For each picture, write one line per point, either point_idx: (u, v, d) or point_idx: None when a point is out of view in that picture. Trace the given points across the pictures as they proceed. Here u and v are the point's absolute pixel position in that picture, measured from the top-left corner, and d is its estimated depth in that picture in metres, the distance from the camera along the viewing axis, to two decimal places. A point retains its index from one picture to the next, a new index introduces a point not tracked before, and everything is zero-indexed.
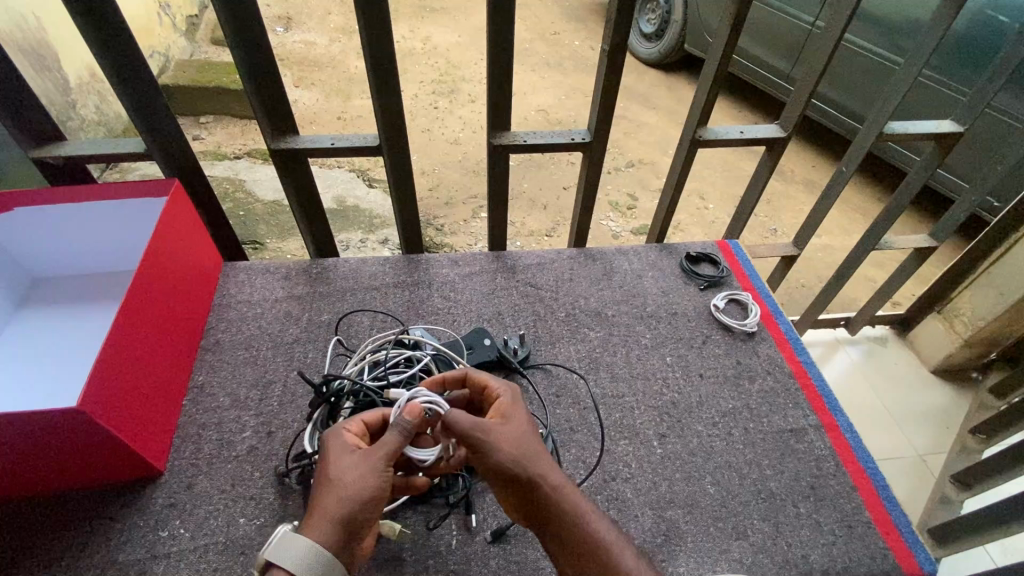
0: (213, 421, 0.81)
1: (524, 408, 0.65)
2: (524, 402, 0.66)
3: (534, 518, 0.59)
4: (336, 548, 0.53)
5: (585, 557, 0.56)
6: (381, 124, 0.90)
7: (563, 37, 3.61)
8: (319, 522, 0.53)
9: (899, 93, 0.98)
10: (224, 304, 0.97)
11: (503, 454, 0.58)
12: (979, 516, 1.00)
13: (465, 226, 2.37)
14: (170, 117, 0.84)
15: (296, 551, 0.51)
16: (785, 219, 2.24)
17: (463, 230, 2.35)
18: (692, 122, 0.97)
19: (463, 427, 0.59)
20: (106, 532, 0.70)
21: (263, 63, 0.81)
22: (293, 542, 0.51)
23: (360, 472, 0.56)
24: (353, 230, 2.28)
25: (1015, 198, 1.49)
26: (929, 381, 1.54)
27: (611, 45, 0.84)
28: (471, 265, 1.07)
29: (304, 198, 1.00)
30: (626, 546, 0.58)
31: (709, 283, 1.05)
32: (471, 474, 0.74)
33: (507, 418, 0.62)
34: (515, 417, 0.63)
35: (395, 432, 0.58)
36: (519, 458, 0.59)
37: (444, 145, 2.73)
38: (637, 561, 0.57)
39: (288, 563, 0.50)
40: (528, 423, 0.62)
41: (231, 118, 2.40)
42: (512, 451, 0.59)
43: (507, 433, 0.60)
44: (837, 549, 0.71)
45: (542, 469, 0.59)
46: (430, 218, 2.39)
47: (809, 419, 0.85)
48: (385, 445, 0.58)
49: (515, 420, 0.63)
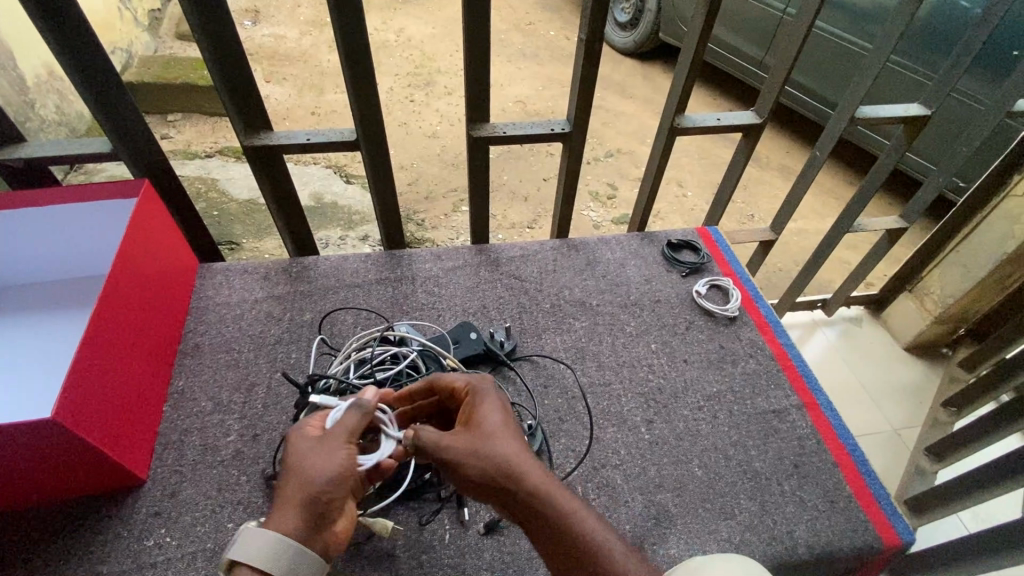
0: (195, 427, 0.80)
1: (490, 411, 0.62)
2: (492, 404, 0.63)
3: (520, 521, 0.57)
4: (300, 539, 0.54)
5: (573, 560, 0.52)
6: (357, 118, 0.88)
7: (538, 27, 3.60)
8: (282, 514, 0.54)
9: (869, 78, 0.99)
10: (202, 306, 0.95)
11: (472, 460, 0.57)
12: (955, 485, 1.04)
13: (446, 220, 2.35)
14: (138, 115, 0.81)
15: (259, 546, 0.52)
16: (762, 205, 2.28)
17: (445, 225, 2.34)
18: (669, 110, 0.97)
19: (423, 445, 0.59)
20: (88, 544, 0.68)
21: (235, 57, 0.78)
22: (256, 538, 0.53)
23: (320, 465, 0.56)
24: (333, 227, 2.25)
25: (979, 177, 1.54)
26: (902, 358, 1.59)
27: (588, 35, 0.84)
28: (454, 259, 1.06)
29: (281, 195, 0.98)
30: (612, 544, 0.53)
31: (690, 270, 1.06)
32: None
33: (480, 423, 0.61)
34: (488, 421, 0.61)
35: (354, 415, 0.60)
36: (490, 463, 0.57)
37: (422, 139, 2.70)
38: (631, 559, 0.52)
39: (254, 557, 0.52)
40: (489, 429, 0.59)
41: (200, 115, 2.33)
42: (480, 455, 0.57)
43: (471, 439, 0.59)
44: (821, 524, 0.73)
45: (519, 470, 0.57)
46: (411, 213, 2.37)
47: (791, 399, 0.87)
48: (346, 428, 0.59)
49: (489, 424, 0.61)
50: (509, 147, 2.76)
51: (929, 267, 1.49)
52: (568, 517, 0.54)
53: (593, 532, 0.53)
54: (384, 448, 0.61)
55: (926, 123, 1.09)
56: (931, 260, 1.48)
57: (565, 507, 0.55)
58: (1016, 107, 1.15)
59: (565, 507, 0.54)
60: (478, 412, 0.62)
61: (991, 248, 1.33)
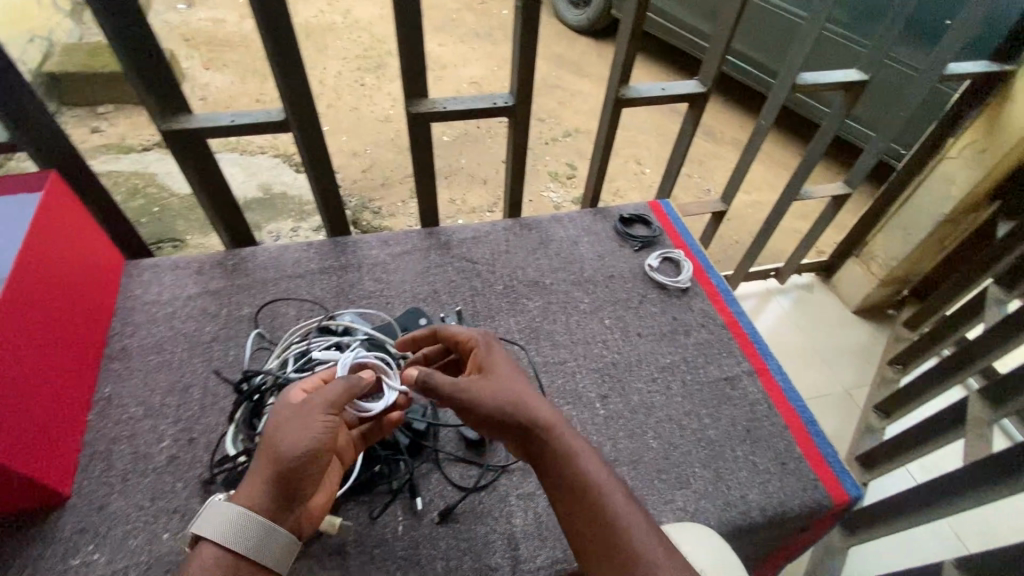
0: (125, 434, 0.74)
1: (504, 361, 0.63)
2: (504, 354, 0.65)
3: (530, 460, 0.59)
4: (267, 514, 0.53)
5: (579, 495, 0.55)
6: (285, 98, 0.83)
7: (491, 6, 3.52)
8: (256, 487, 0.53)
9: (808, 44, 0.99)
10: (129, 306, 0.89)
11: (489, 402, 0.58)
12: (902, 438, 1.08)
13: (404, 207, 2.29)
14: (36, 101, 0.73)
15: (224, 523, 0.52)
16: (717, 179, 2.31)
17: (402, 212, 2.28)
18: (613, 81, 0.95)
19: (440, 388, 0.58)
20: (5, 569, 0.63)
21: (140, 33, 0.71)
22: (221, 514, 0.52)
23: (297, 436, 0.53)
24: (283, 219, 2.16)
25: (917, 142, 1.59)
26: (852, 321, 1.64)
27: (523, 3, 0.80)
28: (402, 244, 1.02)
29: (209, 184, 0.92)
30: (615, 488, 0.55)
31: (643, 244, 1.05)
32: (413, 456, 0.73)
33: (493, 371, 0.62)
34: (499, 370, 0.62)
35: (341, 382, 0.57)
36: (505, 406, 0.58)
37: (374, 124, 2.61)
38: (628, 503, 0.55)
39: (216, 534, 0.51)
40: (507, 376, 0.61)
41: (132, 106, 2.19)
42: (498, 398, 0.58)
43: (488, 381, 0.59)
44: (773, 486, 0.74)
45: (533, 414, 0.58)
46: (367, 201, 2.29)
47: (742, 366, 0.87)
48: (329, 396, 0.56)
49: (501, 373, 0.62)
50: (465, 130, 2.70)
51: (874, 232, 1.54)
52: (577, 458, 0.56)
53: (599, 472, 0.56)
54: (388, 397, 0.63)
55: (864, 89, 1.11)
56: (876, 224, 1.53)
57: (574, 450, 0.57)
58: (949, 70, 1.17)
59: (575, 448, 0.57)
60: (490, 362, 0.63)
61: (931, 210, 1.38)
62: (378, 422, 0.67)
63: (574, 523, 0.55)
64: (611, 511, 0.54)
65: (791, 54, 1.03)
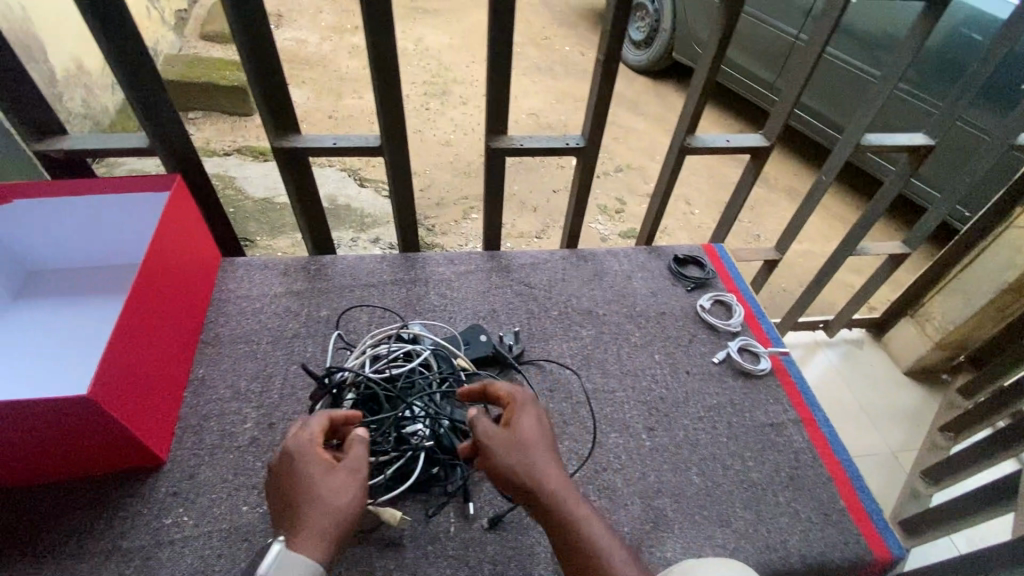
0: (215, 413, 0.82)
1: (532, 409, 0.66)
2: (532, 402, 0.67)
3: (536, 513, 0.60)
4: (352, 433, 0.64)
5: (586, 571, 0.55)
6: (382, 125, 0.91)
7: (554, 41, 3.40)
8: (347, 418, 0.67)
9: (876, 106, 1.06)
10: (223, 298, 0.98)
11: (499, 459, 0.61)
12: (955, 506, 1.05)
13: (457, 227, 2.19)
14: (176, 115, 0.87)
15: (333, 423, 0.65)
16: (770, 226, 2.27)
17: (455, 231, 2.18)
18: (681, 131, 1.01)
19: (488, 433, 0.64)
20: (109, 519, 0.70)
21: (269, 58, 0.81)
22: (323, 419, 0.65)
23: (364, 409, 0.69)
24: (343, 228, 1.96)
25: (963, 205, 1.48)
26: (903, 382, 1.63)
27: (606, 55, 0.88)
28: (466, 264, 1.09)
29: (305, 195, 1.00)
30: (616, 549, 0.56)
31: (696, 284, 1.08)
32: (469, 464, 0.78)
33: (518, 427, 0.63)
34: (527, 428, 0.63)
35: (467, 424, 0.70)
36: (514, 463, 0.60)
37: (434, 147, 2.53)
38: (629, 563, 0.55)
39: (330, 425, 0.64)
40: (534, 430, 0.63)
41: (220, 114, 2.42)
42: (511, 457, 0.61)
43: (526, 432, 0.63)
44: (814, 534, 0.76)
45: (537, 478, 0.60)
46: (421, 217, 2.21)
47: (788, 413, 0.90)
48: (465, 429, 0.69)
49: (530, 436, 0.63)
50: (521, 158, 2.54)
51: (931, 293, 1.53)
52: (573, 521, 0.58)
53: (604, 544, 0.56)
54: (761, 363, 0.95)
55: (930, 152, 1.15)
56: (934, 286, 1.51)
57: (574, 513, 0.58)
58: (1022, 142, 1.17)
59: (571, 511, 0.58)
60: (520, 414, 0.65)
61: (994, 276, 1.35)
62: (745, 373, 0.95)
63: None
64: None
65: (858, 115, 1.09)
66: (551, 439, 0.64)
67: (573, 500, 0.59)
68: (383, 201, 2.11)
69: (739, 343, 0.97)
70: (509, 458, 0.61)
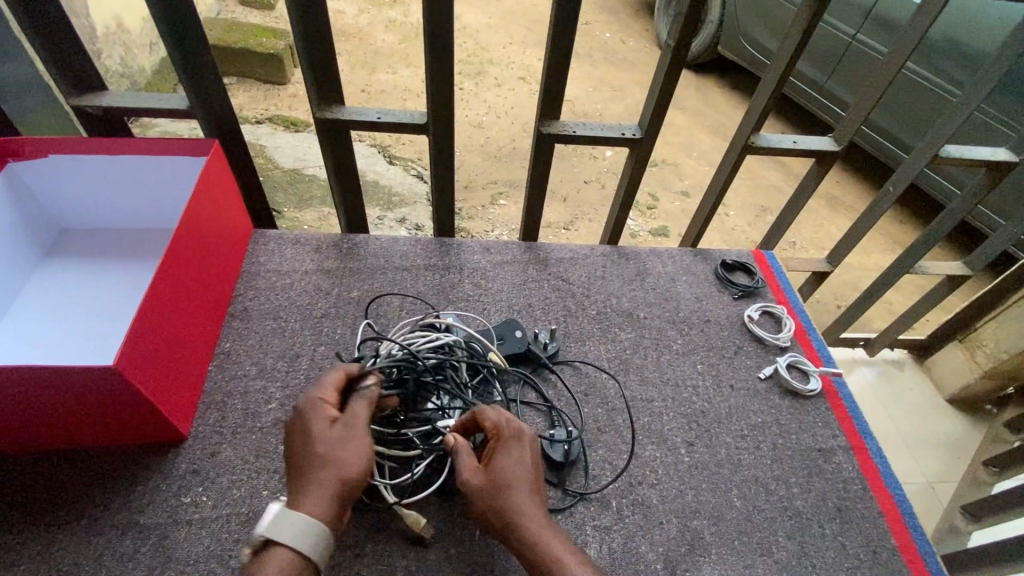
0: (239, 390, 0.80)
1: (512, 442, 0.64)
2: (513, 433, 0.64)
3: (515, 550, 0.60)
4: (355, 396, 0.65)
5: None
6: (430, 104, 0.87)
7: (595, 27, 3.30)
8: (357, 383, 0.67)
9: (956, 123, 0.99)
10: (253, 271, 0.95)
11: (474, 495, 0.61)
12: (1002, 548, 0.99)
13: (484, 212, 2.14)
14: (218, 80, 0.83)
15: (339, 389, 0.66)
16: (809, 233, 2.17)
17: (482, 216, 2.12)
18: (745, 129, 0.95)
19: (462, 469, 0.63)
20: (128, 493, 0.68)
21: (319, 25, 0.76)
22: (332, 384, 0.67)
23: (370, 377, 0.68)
24: (371, 205, 1.93)
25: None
26: (944, 410, 1.56)
27: (676, 42, 0.82)
28: (503, 254, 1.05)
29: (344, 170, 0.97)
30: None
31: (743, 293, 1.02)
32: None
33: (496, 464, 0.62)
34: (505, 465, 0.62)
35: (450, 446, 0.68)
36: (491, 501, 0.60)
37: (467, 129, 2.47)
38: None
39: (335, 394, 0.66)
40: (512, 467, 0.62)
41: (254, 81, 2.39)
42: (486, 494, 0.60)
43: (502, 470, 0.62)
44: (861, 573, 0.71)
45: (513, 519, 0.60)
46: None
47: (838, 439, 0.84)
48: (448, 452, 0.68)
49: (510, 472, 0.62)
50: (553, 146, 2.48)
51: (985, 319, 1.44)
52: (548, 561, 0.58)
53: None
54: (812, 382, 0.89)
55: (1012, 170, 1.09)
56: (989, 312, 1.43)
57: (549, 550, 0.58)
58: None
59: (547, 549, 0.58)
60: (503, 449, 0.63)
61: None
62: (795, 393, 0.89)
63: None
64: None
65: (936, 127, 1.02)
66: (530, 473, 0.63)
67: (550, 538, 0.59)
68: (411, 180, 2.07)
69: (789, 360, 0.91)
70: (483, 498, 0.61)
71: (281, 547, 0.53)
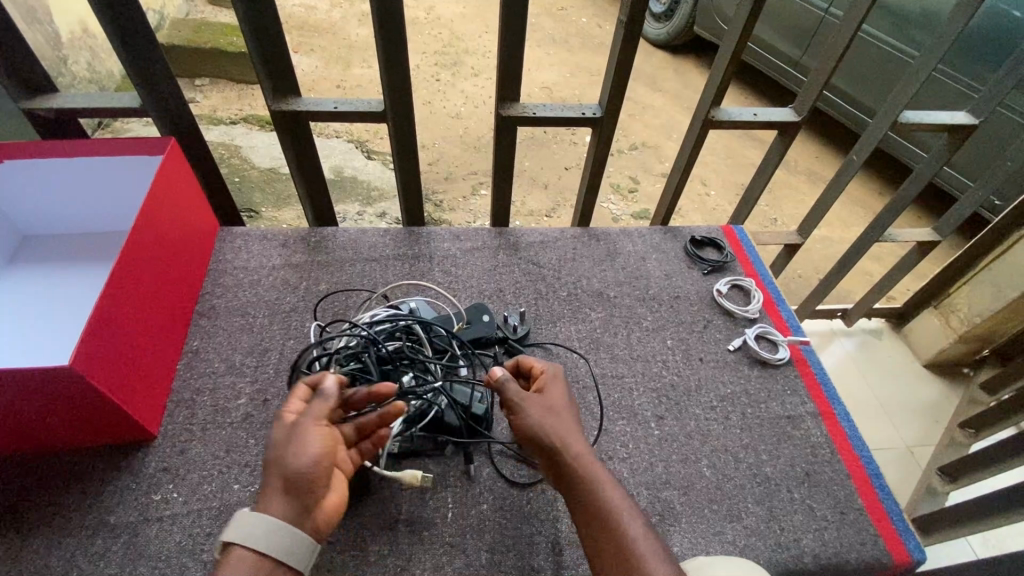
0: (208, 387, 0.80)
1: (562, 386, 0.70)
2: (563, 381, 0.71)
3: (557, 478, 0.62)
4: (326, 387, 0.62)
5: (603, 529, 0.57)
6: (387, 92, 0.86)
7: (571, 12, 3.27)
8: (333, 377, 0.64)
9: (914, 86, 1.00)
10: (220, 269, 0.94)
11: (533, 419, 0.64)
12: (981, 505, 1.00)
13: (465, 203, 2.13)
14: (168, 77, 0.82)
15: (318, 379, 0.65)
16: (788, 209, 2.18)
17: (463, 208, 2.12)
18: (705, 103, 0.95)
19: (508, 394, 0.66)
20: (97, 493, 0.68)
21: (268, 17, 0.75)
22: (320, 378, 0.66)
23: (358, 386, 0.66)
24: (349, 202, 1.91)
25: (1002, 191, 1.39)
26: (921, 374, 1.59)
27: (629, 17, 0.81)
28: (473, 241, 1.04)
29: (306, 164, 0.96)
30: (633, 514, 0.58)
31: (713, 268, 1.03)
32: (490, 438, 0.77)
33: (546, 397, 0.67)
34: (554, 399, 0.67)
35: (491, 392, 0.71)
36: (546, 427, 0.64)
37: (445, 120, 2.45)
38: (644, 528, 0.57)
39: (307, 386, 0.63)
40: (563, 403, 0.67)
41: (227, 82, 2.35)
42: (542, 418, 0.64)
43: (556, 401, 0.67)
44: (828, 534, 0.72)
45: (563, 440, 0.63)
46: (429, 193, 2.14)
47: (807, 406, 0.85)
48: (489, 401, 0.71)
49: (558, 404, 0.67)
50: (531, 133, 2.47)
51: (958, 284, 1.46)
52: (593, 484, 0.60)
53: (619, 505, 0.59)
54: (781, 352, 0.90)
55: (972, 133, 1.10)
56: (961, 277, 1.45)
57: (594, 474, 0.61)
58: None
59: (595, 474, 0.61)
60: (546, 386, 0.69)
61: None
62: (763, 361, 0.90)
63: (599, 559, 0.56)
64: (627, 534, 0.56)
65: (894, 94, 1.03)
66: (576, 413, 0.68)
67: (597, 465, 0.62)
68: (389, 173, 2.06)
69: (757, 331, 0.92)
70: (539, 422, 0.64)
71: (238, 546, 0.50)
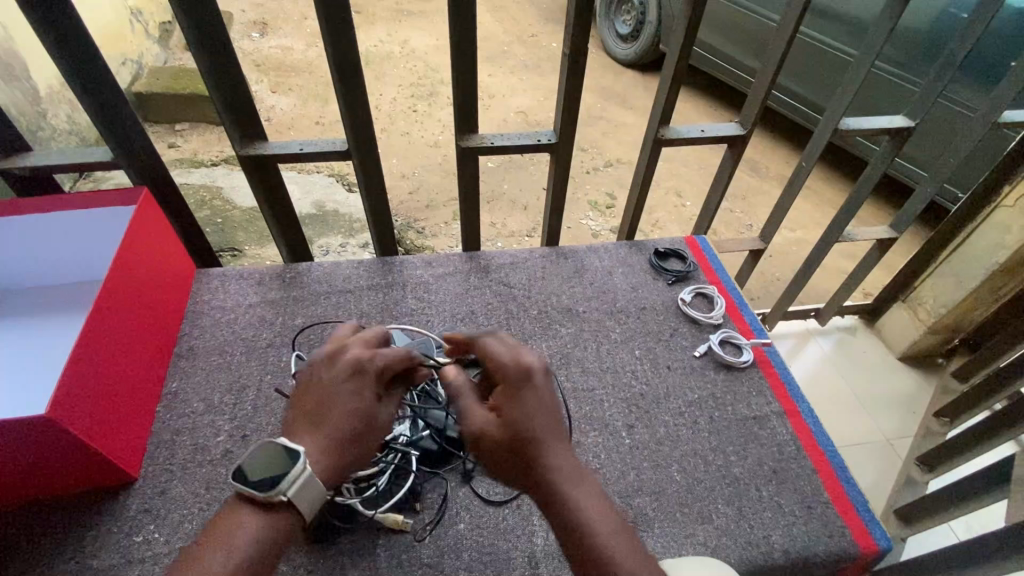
0: (187, 426, 0.81)
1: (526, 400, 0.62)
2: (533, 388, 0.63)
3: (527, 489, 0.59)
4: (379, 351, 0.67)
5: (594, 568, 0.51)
6: (349, 131, 0.90)
7: (541, 38, 3.38)
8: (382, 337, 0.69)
9: (851, 92, 1.06)
10: (197, 311, 0.97)
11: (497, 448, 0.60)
12: (956, 491, 1.03)
13: (446, 228, 2.17)
14: (139, 131, 0.86)
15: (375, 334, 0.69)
16: (762, 214, 2.24)
17: (445, 233, 2.15)
18: (655, 121, 1.00)
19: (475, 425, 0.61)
20: (79, 539, 0.70)
21: (229, 69, 0.80)
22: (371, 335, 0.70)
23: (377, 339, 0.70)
24: (332, 234, 1.94)
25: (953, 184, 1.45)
26: (896, 368, 1.63)
27: (572, 48, 0.86)
28: (445, 266, 1.08)
29: (277, 204, 1.00)
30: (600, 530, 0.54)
31: (676, 278, 1.07)
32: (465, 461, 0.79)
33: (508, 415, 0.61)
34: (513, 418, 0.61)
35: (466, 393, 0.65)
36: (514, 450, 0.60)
37: (423, 149, 2.51)
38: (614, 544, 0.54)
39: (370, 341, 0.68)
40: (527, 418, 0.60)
41: (206, 125, 2.40)
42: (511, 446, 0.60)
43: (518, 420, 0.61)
44: (797, 529, 0.75)
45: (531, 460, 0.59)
46: (411, 221, 2.19)
47: (772, 406, 0.88)
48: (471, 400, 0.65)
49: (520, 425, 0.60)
50: (508, 157, 2.53)
51: (922, 277, 1.51)
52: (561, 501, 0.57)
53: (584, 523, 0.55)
54: (745, 355, 0.94)
55: (911, 133, 1.16)
56: (925, 269, 1.50)
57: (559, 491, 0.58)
58: (1005, 118, 1.18)
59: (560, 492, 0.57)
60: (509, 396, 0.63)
61: (983, 257, 1.34)
62: (727, 364, 0.93)
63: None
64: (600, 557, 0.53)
65: (834, 100, 1.09)
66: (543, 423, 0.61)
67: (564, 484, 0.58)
68: None
69: (721, 336, 0.96)
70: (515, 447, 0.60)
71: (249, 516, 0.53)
